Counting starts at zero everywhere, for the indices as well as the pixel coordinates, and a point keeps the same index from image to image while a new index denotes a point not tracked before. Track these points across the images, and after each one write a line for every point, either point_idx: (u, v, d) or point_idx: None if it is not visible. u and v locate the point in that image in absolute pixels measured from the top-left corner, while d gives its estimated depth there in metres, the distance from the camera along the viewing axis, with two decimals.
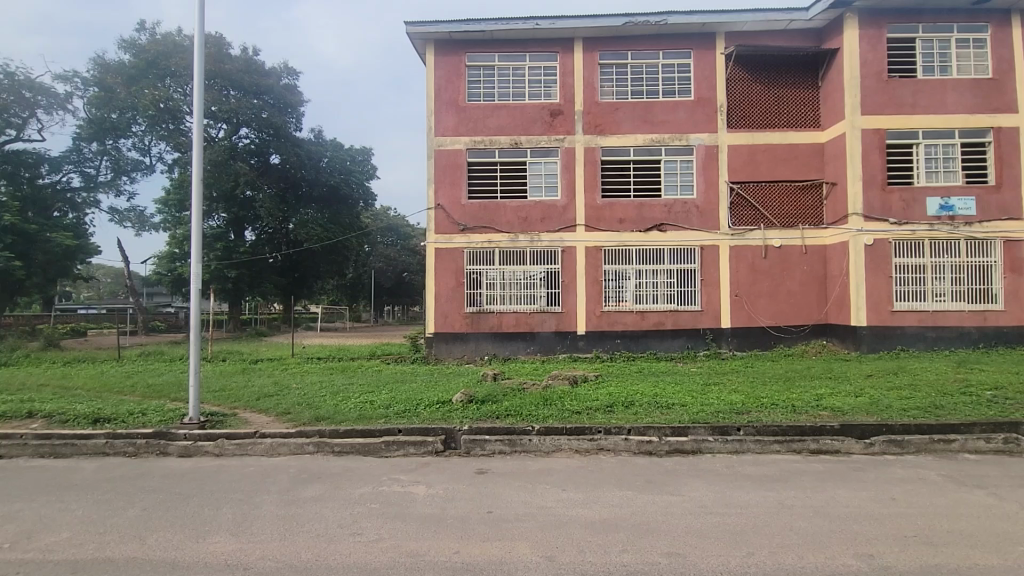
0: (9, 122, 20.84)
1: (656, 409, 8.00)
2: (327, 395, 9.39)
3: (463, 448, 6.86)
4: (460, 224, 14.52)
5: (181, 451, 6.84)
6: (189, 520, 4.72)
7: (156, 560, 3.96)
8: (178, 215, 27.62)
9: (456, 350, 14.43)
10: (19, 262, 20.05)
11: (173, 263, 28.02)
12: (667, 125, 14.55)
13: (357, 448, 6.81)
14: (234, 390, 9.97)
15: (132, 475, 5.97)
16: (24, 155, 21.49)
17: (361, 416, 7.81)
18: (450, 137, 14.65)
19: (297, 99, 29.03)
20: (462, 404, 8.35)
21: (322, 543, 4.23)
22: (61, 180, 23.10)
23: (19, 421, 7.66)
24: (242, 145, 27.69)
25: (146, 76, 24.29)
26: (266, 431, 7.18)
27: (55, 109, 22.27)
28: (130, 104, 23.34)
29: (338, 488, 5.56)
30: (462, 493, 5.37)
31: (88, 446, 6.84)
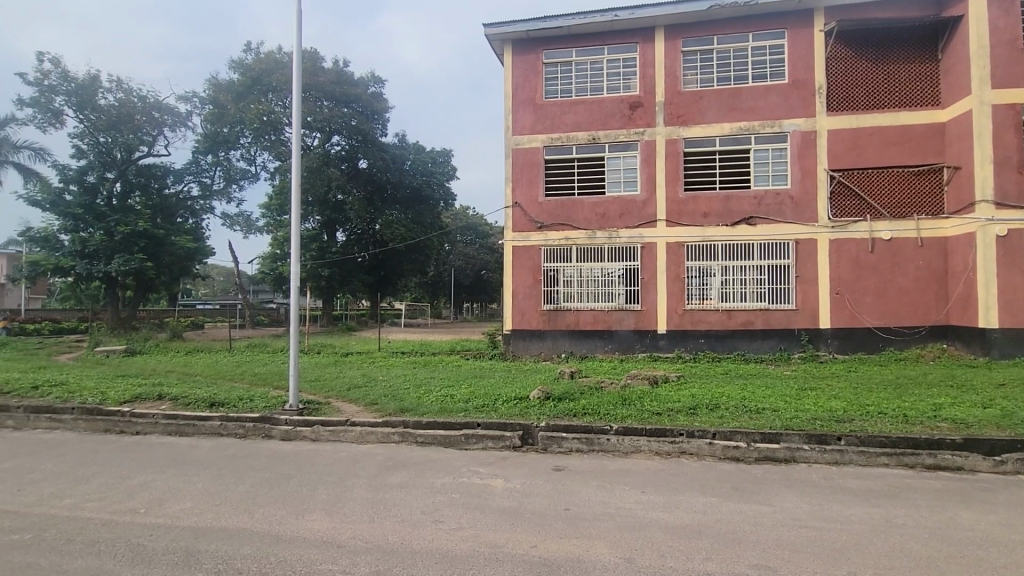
0: (142, 139, 23.74)
1: (744, 413, 7.56)
2: (410, 387, 9.83)
3: (540, 444, 6.87)
4: (537, 222, 14.57)
5: (283, 434, 7.48)
6: (290, 498, 5.14)
7: (262, 532, 4.35)
8: (279, 219, 30.09)
9: (533, 347, 14.51)
10: (150, 263, 22.86)
11: (275, 263, 30.64)
12: (757, 111, 13.66)
13: (438, 439, 7.07)
14: (328, 380, 10.72)
15: (242, 455, 6.61)
16: (153, 168, 24.43)
17: (442, 409, 8.09)
18: (527, 135, 14.73)
19: (383, 106, 30.49)
20: (539, 400, 8.38)
21: (406, 528, 4.44)
22: (183, 190, 25.98)
23: (151, 402, 8.74)
24: (334, 152, 29.58)
25: (252, 92, 26.50)
26: (356, 420, 7.65)
27: (178, 126, 25.03)
28: (238, 118, 25.73)
29: (421, 477, 5.80)
30: (539, 489, 5.41)
31: (206, 427, 7.66)
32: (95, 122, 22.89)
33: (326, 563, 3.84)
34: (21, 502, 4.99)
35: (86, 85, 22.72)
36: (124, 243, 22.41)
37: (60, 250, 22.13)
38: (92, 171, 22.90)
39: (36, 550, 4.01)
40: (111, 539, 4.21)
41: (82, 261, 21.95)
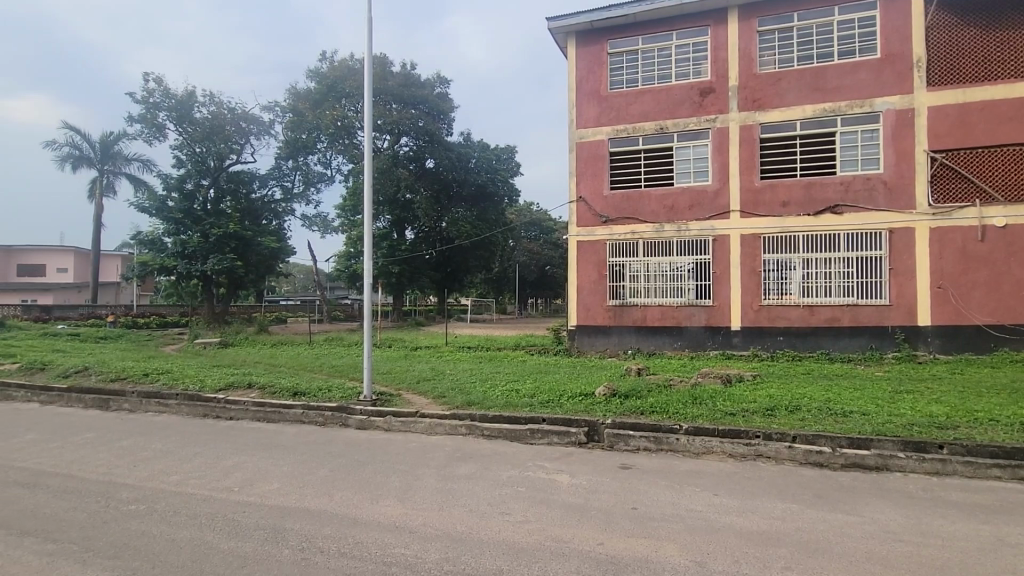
0: (232, 148, 25.74)
1: (829, 416, 7.06)
2: (476, 381, 10.03)
3: (607, 442, 6.77)
4: (602, 216, 14.33)
5: (358, 423, 7.89)
6: (365, 484, 5.40)
7: (340, 515, 4.60)
8: (352, 219, 31.62)
9: (599, 343, 14.31)
10: (240, 263, 24.80)
11: (349, 261, 32.27)
12: (844, 91, 12.64)
13: (504, 433, 7.16)
14: (399, 373, 11.15)
15: (322, 442, 7.03)
16: (241, 174, 26.44)
17: (508, 403, 8.18)
18: (592, 128, 14.50)
19: (448, 105, 31.13)
20: (606, 397, 8.26)
21: (474, 518, 4.53)
22: (268, 194, 27.92)
23: (243, 390, 9.51)
24: (403, 152, 30.59)
25: (328, 99, 27.90)
26: (425, 412, 7.90)
27: (263, 134, 26.89)
28: (315, 124, 27.22)
29: (488, 469, 5.90)
30: (605, 486, 5.34)
31: (290, 414, 8.23)
32: (192, 134, 25.06)
33: (399, 547, 4.00)
34: (135, 477, 5.57)
35: (184, 101, 24.92)
36: (217, 244, 24.44)
37: (163, 251, 24.44)
38: (190, 179, 25.12)
39: (149, 519, 4.48)
40: (210, 514, 4.61)
41: (182, 261, 24.14)
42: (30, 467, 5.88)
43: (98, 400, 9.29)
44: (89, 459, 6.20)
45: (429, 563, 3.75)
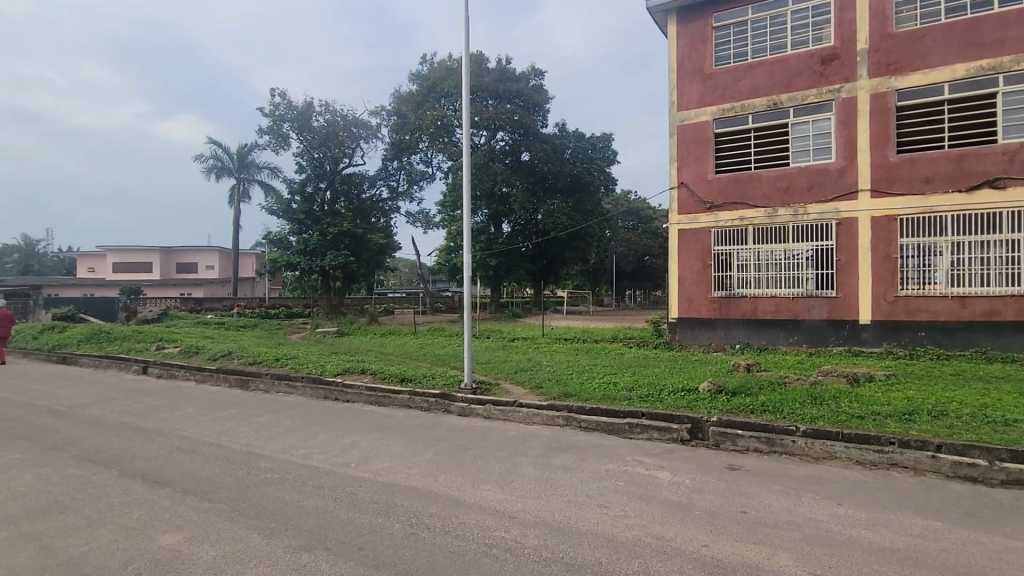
0: (345, 152, 27.98)
1: (984, 423, 6.11)
2: (573, 373, 10.01)
3: (712, 440, 6.43)
4: (706, 202, 13.53)
5: (460, 410, 8.22)
6: (467, 468, 5.63)
7: (445, 495, 4.84)
8: (452, 214, 32.89)
9: (703, 337, 13.59)
10: (353, 258, 26.91)
11: (450, 255, 33.71)
12: (1007, 44, 10.78)
13: (602, 426, 7.07)
14: (497, 363, 11.45)
15: (427, 426, 7.43)
16: (353, 177, 28.64)
17: (605, 396, 8.05)
18: (695, 109, 13.72)
19: (543, 97, 31.13)
20: (711, 393, 7.84)
21: (572, 509, 4.53)
22: (376, 194, 29.95)
23: (357, 375, 10.33)
24: (499, 147, 31.11)
25: (428, 99, 29.05)
26: (523, 401, 8.04)
27: (371, 138, 28.82)
28: (418, 125, 28.57)
29: (586, 460, 5.87)
30: (710, 486, 5.09)
31: (398, 399, 8.79)
32: (311, 141, 27.51)
33: (499, 531, 4.12)
34: (270, 449, 6.30)
35: (304, 111, 27.40)
36: (334, 242, 26.71)
37: (289, 249, 27.14)
38: (310, 183, 27.66)
39: (281, 487, 5.03)
40: (331, 486, 5.08)
41: (305, 258, 26.66)
42: (190, 435, 6.88)
43: (239, 380, 10.62)
44: (234, 431, 7.11)
45: (528, 548, 3.82)
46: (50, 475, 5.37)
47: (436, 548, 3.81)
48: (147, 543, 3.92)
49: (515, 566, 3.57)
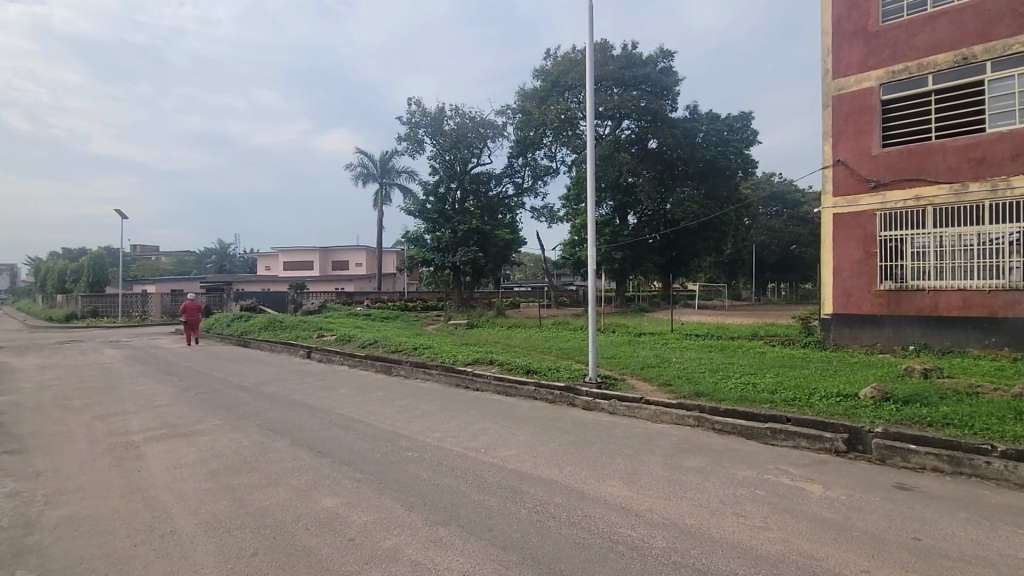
0: (473, 152, 29.45)
1: None
2: (706, 371, 9.42)
3: (876, 454, 5.61)
4: (869, 180, 11.79)
5: (584, 404, 8.19)
6: (593, 461, 5.59)
7: (570, 487, 4.85)
8: (576, 207, 32.77)
9: (865, 336, 11.90)
10: (481, 254, 28.14)
11: (574, 249, 33.72)
12: None
13: (740, 430, 6.55)
14: (623, 358, 11.21)
15: (552, 417, 7.52)
16: (481, 175, 30.09)
17: (742, 398, 7.44)
18: (855, 75, 12.03)
19: (672, 80, 29.57)
20: (875, 401, 6.85)
21: (705, 514, 4.27)
22: (502, 190, 31.08)
23: (486, 365, 10.81)
24: (625, 136, 30.18)
25: (552, 94, 29.16)
26: (650, 399, 7.75)
27: (497, 137, 29.82)
28: (542, 120, 28.77)
29: (720, 464, 5.49)
30: (872, 505, 4.45)
31: (523, 390, 9.03)
32: (443, 145, 29.23)
33: (625, 528, 4.02)
34: (409, 430, 6.85)
35: (436, 117, 29.20)
36: (463, 238, 28.22)
37: (424, 247, 29.14)
38: (442, 184, 29.47)
39: (419, 466, 5.44)
40: (464, 468, 5.38)
41: (438, 254, 28.45)
42: (344, 413, 7.75)
43: (384, 366, 11.72)
44: (380, 412, 7.87)
45: (656, 549, 3.68)
46: (241, 439, 6.42)
47: (561, 538, 3.84)
48: (311, 504, 4.50)
49: (644, 566, 3.45)
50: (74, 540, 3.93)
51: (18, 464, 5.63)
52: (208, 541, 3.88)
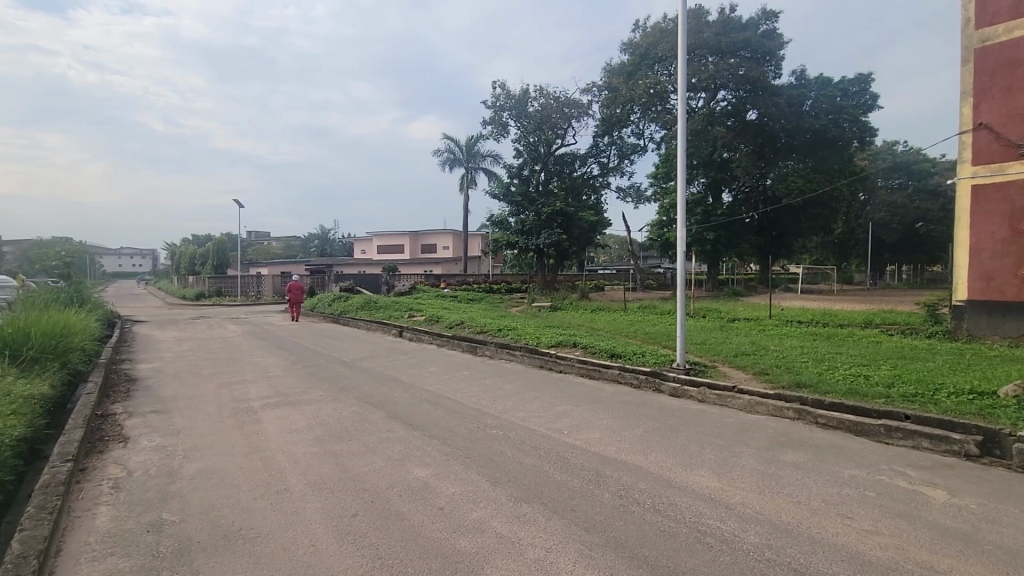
0: (558, 134, 29.20)
1: None
2: (809, 360, 8.72)
3: (1017, 461, 4.89)
4: (1019, 146, 10.13)
5: (671, 390, 7.92)
6: (680, 450, 5.40)
7: (655, 474, 4.74)
8: (666, 186, 31.39)
9: (1009, 326, 10.36)
10: (565, 236, 27.95)
11: (662, 230, 32.53)
12: None
13: (847, 425, 6.01)
14: (715, 344, 10.68)
15: (638, 403, 7.37)
16: (566, 156, 29.96)
17: (851, 390, 6.83)
18: (1003, 23, 10.32)
19: (776, 44, 27.18)
20: (1021, 401, 5.95)
21: (804, 512, 3.99)
22: (588, 171, 30.81)
23: (569, 348, 10.79)
24: (720, 108, 28.25)
25: (641, 68, 27.89)
26: (744, 388, 7.33)
27: (582, 116, 29.23)
28: (629, 97, 27.52)
29: (823, 461, 5.08)
30: (1011, 517, 3.90)
31: (608, 373, 8.91)
32: (527, 127, 29.18)
33: (714, 520, 3.86)
34: (494, 408, 7.03)
35: (521, 99, 29.10)
36: (547, 221, 28.13)
37: (508, 229, 29.41)
38: (527, 166, 29.57)
39: (503, 443, 5.58)
40: (547, 448, 5.43)
41: (522, 237, 28.57)
42: (433, 390, 8.12)
43: (469, 346, 12.09)
44: (466, 390, 8.15)
45: (748, 544, 3.50)
46: (342, 410, 6.95)
47: (645, 524, 3.77)
48: (404, 472, 4.79)
49: (734, 561, 3.30)
50: (207, 490, 4.50)
51: (162, 423, 6.52)
52: (315, 500, 4.27)
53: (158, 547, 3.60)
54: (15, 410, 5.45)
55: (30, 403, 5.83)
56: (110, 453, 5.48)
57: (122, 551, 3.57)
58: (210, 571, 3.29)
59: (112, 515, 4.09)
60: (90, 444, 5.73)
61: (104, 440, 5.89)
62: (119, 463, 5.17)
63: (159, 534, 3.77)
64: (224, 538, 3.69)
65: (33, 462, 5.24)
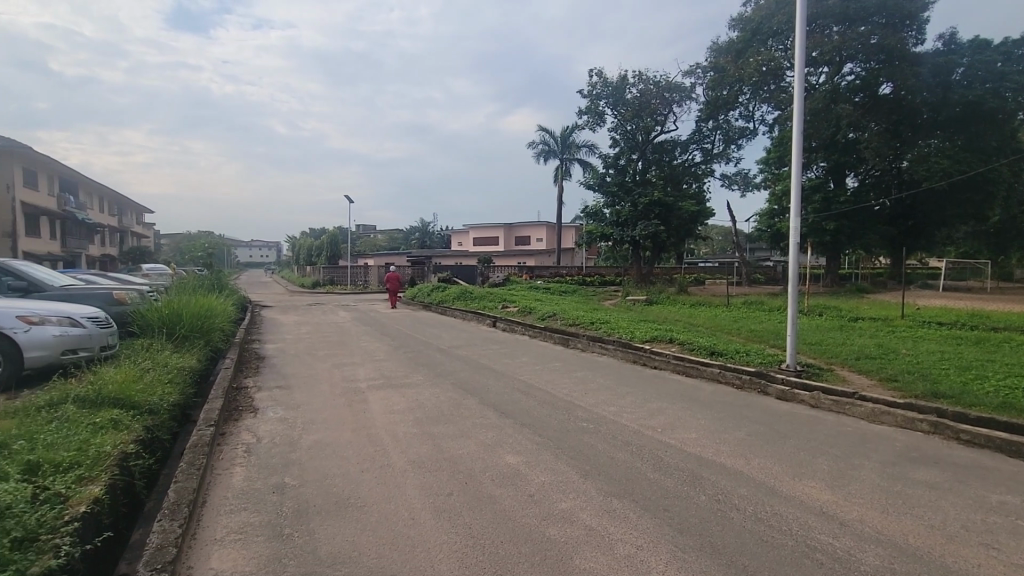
0: (657, 120, 28.04)
1: None
2: (950, 368, 7.62)
3: None
4: None
5: (779, 393, 7.33)
6: (788, 457, 4.98)
7: (758, 481, 4.41)
8: (778, 171, 28.96)
9: None
10: (663, 228, 26.88)
11: (772, 219, 30.27)
12: None
13: (999, 445, 5.17)
14: (833, 345, 9.70)
15: (740, 404, 6.91)
16: (665, 143, 28.81)
17: (1006, 405, 5.85)
18: None
19: (918, 5, 23.81)
20: None
21: (938, 537, 3.50)
22: (689, 158, 29.47)
23: (664, 343, 10.39)
24: (846, 84, 25.39)
25: (752, 45, 25.78)
26: (866, 395, 6.59)
27: (684, 100, 27.82)
28: (738, 77, 25.63)
29: (964, 483, 4.43)
30: None
31: (707, 372, 8.44)
32: (625, 114, 28.29)
33: (825, 535, 3.52)
34: (586, 401, 6.95)
35: (619, 86, 28.17)
36: (644, 211, 27.21)
37: (603, 221, 28.78)
38: (623, 155, 28.81)
39: (594, 437, 5.51)
40: (639, 445, 5.28)
41: (617, 229, 27.84)
42: (524, 380, 8.22)
43: (561, 338, 12.06)
44: (557, 381, 8.16)
45: (865, 565, 3.16)
46: (439, 394, 7.28)
47: (745, 532, 3.54)
48: (496, 458, 4.91)
49: None
50: (320, 460, 4.93)
51: (284, 397, 7.26)
52: (413, 477, 4.51)
53: (281, 506, 4.02)
54: (171, 379, 6.35)
55: (181, 373, 6.76)
56: (242, 421, 6.20)
57: (252, 507, 4.03)
58: (323, 533, 3.60)
59: (245, 475, 4.63)
60: (226, 412, 6.52)
61: (238, 410, 6.68)
62: (250, 431, 5.83)
63: (282, 495, 4.21)
64: (335, 504, 4.03)
65: (184, 425, 6.08)
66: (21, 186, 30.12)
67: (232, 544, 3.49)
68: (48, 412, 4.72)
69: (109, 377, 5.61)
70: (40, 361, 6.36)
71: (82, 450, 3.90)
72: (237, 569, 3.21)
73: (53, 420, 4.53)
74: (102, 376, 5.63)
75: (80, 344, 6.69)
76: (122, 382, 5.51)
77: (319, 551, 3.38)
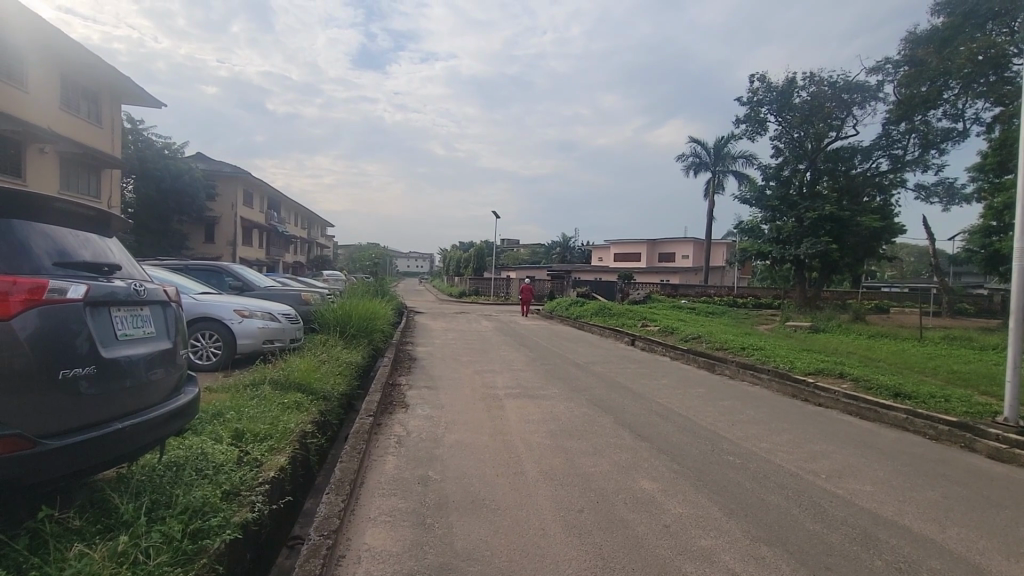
0: (832, 124, 24.90)
1: None
2: None
3: None
4: None
5: (990, 451, 5.91)
6: (1002, 531, 3.98)
7: (958, 554, 3.58)
8: (998, 180, 23.76)
9: None
10: (836, 246, 23.86)
11: (990, 238, 25.08)
12: None
13: None
14: None
15: (934, 459, 5.72)
16: (842, 151, 25.34)
17: None
18: None
19: None
20: None
21: None
22: (871, 167, 25.55)
23: (832, 378, 9.07)
24: None
25: (963, 31, 20.85)
26: None
27: (869, 101, 24.19)
28: (944, 69, 21.80)
29: None
30: None
31: (889, 416, 7.15)
32: (791, 121, 25.61)
33: None
34: (733, 434, 6.35)
35: (785, 90, 25.49)
36: (812, 227, 24.34)
37: (761, 237, 26.38)
38: (787, 165, 26.07)
39: (741, 473, 4.99)
40: (797, 489, 4.64)
41: (777, 246, 25.32)
42: (663, 403, 7.81)
43: (707, 363, 11.23)
44: (700, 409, 7.58)
45: None
46: (574, 409, 7.25)
47: None
48: (630, 481, 4.70)
49: None
50: (457, 460, 5.19)
51: (431, 397, 7.82)
52: (546, 488, 4.51)
53: (425, 497, 4.31)
54: (342, 372, 7.23)
55: (349, 367, 7.68)
56: (395, 415, 6.81)
57: (401, 494, 4.37)
58: (460, 528, 3.77)
59: (396, 464, 5.06)
60: (383, 405, 7.22)
61: (392, 404, 7.37)
62: (402, 425, 6.38)
63: (426, 488, 4.51)
64: (471, 504, 4.19)
65: (350, 413, 6.89)
66: (241, 204, 37.15)
67: (383, 525, 3.81)
68: (251, 391, 5.68)
69: (296, 365, 6.59)
70: (248, 347, 7.71)
71: (274, 425, 4.60)
72: (385, 548, 3.50)
73: (254, 397, 5.44)
74: (291, 364, 6.61)
75: (277, 336, 7.99)
76: (305, 371, 6.42)
77: (456, 544, 3.54)
